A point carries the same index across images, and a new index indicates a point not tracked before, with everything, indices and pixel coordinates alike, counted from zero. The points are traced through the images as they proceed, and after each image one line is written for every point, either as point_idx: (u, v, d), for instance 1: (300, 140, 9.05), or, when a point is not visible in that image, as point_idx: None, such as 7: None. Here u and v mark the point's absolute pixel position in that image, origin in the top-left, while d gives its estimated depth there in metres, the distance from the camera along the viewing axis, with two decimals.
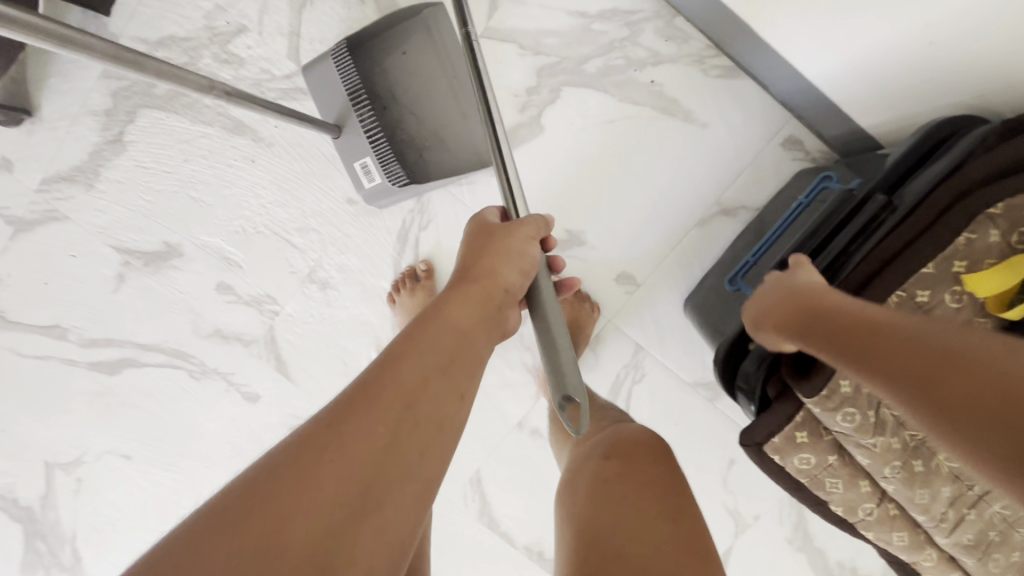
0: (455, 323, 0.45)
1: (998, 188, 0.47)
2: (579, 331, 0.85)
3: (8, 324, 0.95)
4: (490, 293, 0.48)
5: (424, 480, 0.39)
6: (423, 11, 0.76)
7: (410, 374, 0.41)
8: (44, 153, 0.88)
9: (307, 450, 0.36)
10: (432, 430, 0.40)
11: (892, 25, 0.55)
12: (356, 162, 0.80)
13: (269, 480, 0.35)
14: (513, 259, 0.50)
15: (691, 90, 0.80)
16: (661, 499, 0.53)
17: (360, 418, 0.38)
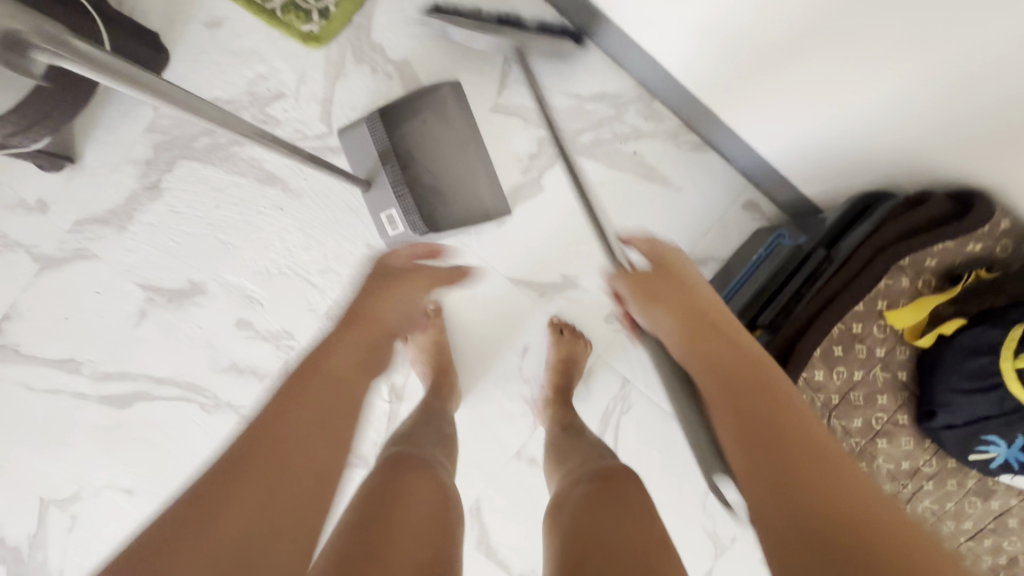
0: (329, 379, 0.58)
1: (907, 245, 0.60)
2: (574, 364, 0.95)
3: (20, 357, 0.98)
4: (363, 344, 0.64)
5: (312, 524, 0.49)
6: (442, 89, 0.91)
7: (288, 428, 0.52)
8: (80, 197, 0.95)
9: (207, 504, 0.46)
10: (314, 479, 0.51)
11: (819, 119, 0.71)
12: (381, 213, 0.90)
13: (179, 531, 0.44)
14: (402, 305, 0.72)
15: (667, 160, 0.96)
16: (633, 507, 0.59)
17: (240, 474, 0.48)
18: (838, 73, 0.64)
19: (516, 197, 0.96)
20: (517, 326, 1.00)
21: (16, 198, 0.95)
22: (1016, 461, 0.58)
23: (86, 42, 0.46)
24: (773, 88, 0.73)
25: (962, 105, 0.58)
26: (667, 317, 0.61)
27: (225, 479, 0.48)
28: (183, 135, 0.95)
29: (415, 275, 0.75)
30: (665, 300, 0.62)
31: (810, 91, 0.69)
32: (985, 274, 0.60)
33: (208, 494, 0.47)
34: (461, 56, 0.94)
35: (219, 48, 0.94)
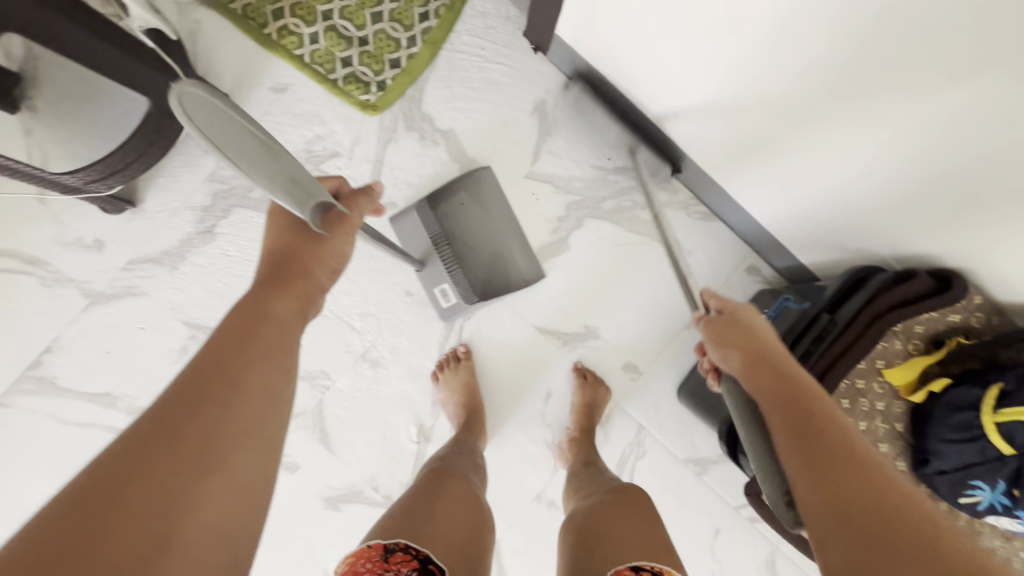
0: (261, 315, 0.55)
1: (898, 314, 0.71)
2: (595, 409, 1.02)
3: (56, 390, 1.00)
4: (291, 284, 0.59)
5: (267, 446, 0.49)
6: (478, 172, 1.02)
7: (261, 367, 0.52)
8: (137, 238, 1.01)
9: (175, 420, 0.45)
10: (263, 406, 0.50)
11: (815, 203, 0.83)
12: (434, 288, 1.02)
13: (144, 446, 0.43)
14: (331, 259, 0.63)
15: (680, 227, 1.07)
16: (638, 504, 0.72)
17: (192, 394, 0.47)
18: (832, 158, 0.73)
19: (546, 254, 1.06)
20: (541, 373, 1.07)
21: (74, 237, 1.00)
22: (1000, 504, 0.65)
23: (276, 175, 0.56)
24: (774, 172, 0.85)
25: (915, 194, 0.68)
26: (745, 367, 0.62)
27: (184, 393, 0.47)
28: (240, 185, 1.02)
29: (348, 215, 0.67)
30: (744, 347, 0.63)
31: (803, 178, 0.81)
32: (963, 340, 0.71)
33: (169, 412, 0.46)
34: (501, 129, 1.06)
35: (282, 110, 1.03)
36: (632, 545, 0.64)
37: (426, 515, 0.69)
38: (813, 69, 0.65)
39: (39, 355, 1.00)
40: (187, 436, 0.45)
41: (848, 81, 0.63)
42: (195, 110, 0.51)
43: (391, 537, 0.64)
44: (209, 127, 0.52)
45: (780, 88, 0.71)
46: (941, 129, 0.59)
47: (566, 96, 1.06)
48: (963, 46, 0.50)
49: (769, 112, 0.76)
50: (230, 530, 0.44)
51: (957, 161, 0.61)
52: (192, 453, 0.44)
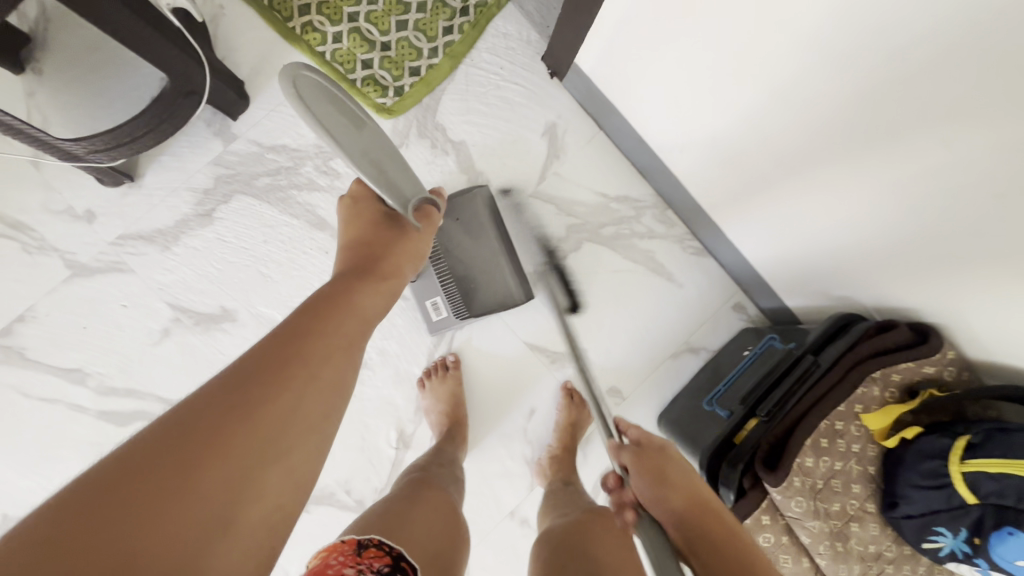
0: (345, 307, 0.58)
1: (877, 361, 0.74)
2: (577, 429, 1.03)
3: (23, 361, 0.96)
4: (371, 281, 0.63)
5: (325, 438, 0.50)
6: (476, 189, 1.01)
7: (336, 360, 0.53)
8: (131, 213, 0.99)
9: (253, 396, 0.47)
10: (331, 398, 0.52)
11: (808, 250, 0.87)
12: (426, 301, 1.02)
13: (219, 416, 0.45)
14: (410, 259, 0.69)
15: (674, 260, 1.11)
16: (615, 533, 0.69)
17: (271, 370, 0.49)
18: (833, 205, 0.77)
19: (542, 272, 1.08)
20: (526, 389, 1.07)
21: (64, 205, 0.97)
22: (960, 550, 0.69)
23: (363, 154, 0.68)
24: (770, 218, 0.89)
25: (915, 246, 0.70)
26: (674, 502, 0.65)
27: (264, 369, 0.49)
28: (245, 172, 1.02)
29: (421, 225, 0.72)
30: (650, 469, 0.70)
31: (797, 226, 0.85)
32: (936, 392, 0.75)
33: (246, 386, 0.47)
34: (511, 147, 1.08)
35: None
36: (607, 559, 0.63)
37: (402, 517, 0.68)
38: (812, 122, 0.70)
39: (10, 323, 0.96)
40: (260, 416, 0.46)
41: (840, 144, 0.69)
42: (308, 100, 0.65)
43: (365, 537, 0.63)
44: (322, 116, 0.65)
45: (784, 137, 0.76)
46: (912, 196, 0.65)
47: (577, 123, 1.10)
48: (935, 122, 0.56)
49: (772, 159, 0.80)
50: (277, 519, 0.45)
51: (925, 228, 0.67)
52: (261, 435, 0.45)
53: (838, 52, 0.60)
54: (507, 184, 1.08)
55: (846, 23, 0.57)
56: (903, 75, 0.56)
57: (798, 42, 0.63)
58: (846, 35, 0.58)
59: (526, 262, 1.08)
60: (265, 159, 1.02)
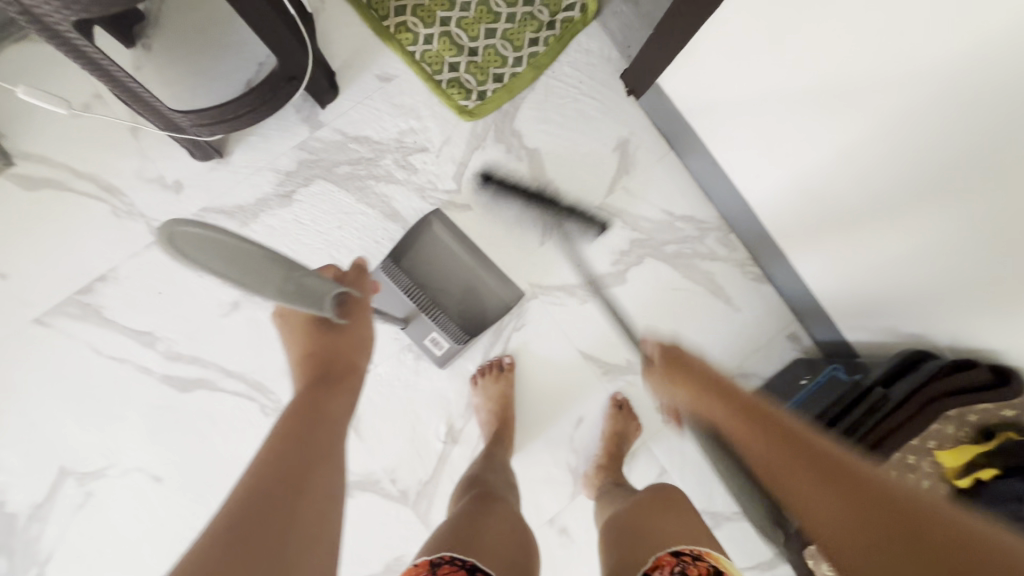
0: (317, 415, 0.59)
1: (954, 399, 0.73)
2: (624, 439, 1.04)
3: (99, 319, 0.99)
4: (336, 386, 0.65)
5: (331, 542, 0.49)
6: (428, 216, 1.04)
7: (322, 466, 0.54)
8: (216, 187, 1.03)
9: (254, 514, 0.46)
10: (324, 499, 0.51)
11: (883, 286, 0.87)
12: (425, 338, 1.02)
13: (227, 541, 0.44)
14: (361, 348, 0.70)
15: (734, 283, 1.11)
16: (673, 509, 0.70)
17: (274, 480, 0.50)
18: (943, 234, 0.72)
19: (602, 284, 1.09)
20: (576, 398, 1.08)
21: (155, 174, 1.02)
22: None
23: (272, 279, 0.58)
24: (838, 249, 0.90)
25: None
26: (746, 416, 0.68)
27: (261, 488, 0.49)
28: (327, 159, 1.05)
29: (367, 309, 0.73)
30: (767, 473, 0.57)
31: (865, 257, 0.86)
32: (1016, 435, 0.72)
33: (251, 504, 0.47)
34: (582, 158, 1.10)
35: (383, 99, 1.07)
36: (665, 536, 0.65)
37: (474, 531, 0.69)
38: (885, 155, 0.73)
39: (91, 282, 0.99)
40: (266, 528, 0.46)
41: (898, 185, 0.74)
42: (193, 253, 0.56)
43: (438, 554, 0.64)
44: (208, 264, 0.56)
45: (853, 168, 0.78)
46: (956, 239, 0.71)
47: (649, 141, 1.12)
48: (987, 171, 0.62)
49: (852, 190, 0.81)
50: None
51: (970, 267, 0.72)
52: (272, 545, 0.45)
53: (931, 93, 0.62)
54: (575, 194, 1.10)
55: (939, 70, 0.60)
56: (978, 128, 0.60)
57: (898, 77, 0.65)
58: (946, 78, 0.60)
59: (586, 272, 1.09)
60: (348, 149, 1.06)
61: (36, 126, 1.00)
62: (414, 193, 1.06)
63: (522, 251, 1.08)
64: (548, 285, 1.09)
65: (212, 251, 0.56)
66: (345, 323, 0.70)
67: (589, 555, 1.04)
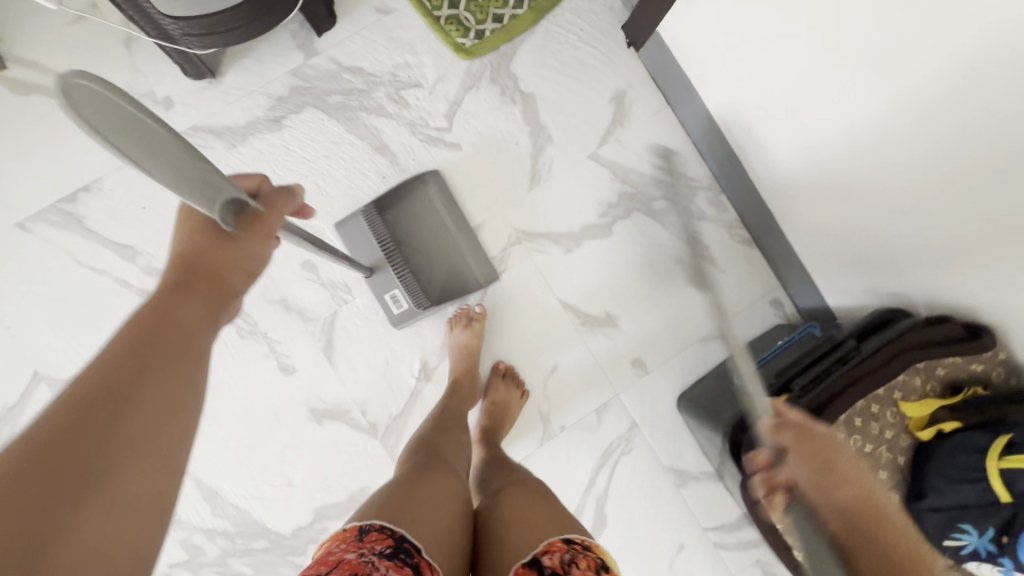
0: (166, 322, 0.49)
1: (925, 352, 0.72)
2: (506, 410, 1.02)
3: (81, 229, 0.99)
4: (203, 288, 0.54)
5: (167, 467, 0.44)
6: (423, 175, 1.04)
7: (159, 382, 0.46)
8: (206, 107, 1.03)
9: (46, 443, 0.39)
10: (156, 420, 0.44)
11: (867, 247, 0.86)
12: (386, 294, 1.02)
13: (3, 480, 0.37)
14: (245, 263, 0.58)
15: (721, 244, 1.11)
16: (530, 496, 0.71)
17: (77, 418, 0.41)
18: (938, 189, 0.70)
19: (587, 235, 1.09)
20: (553, 346, 1.08)
21: (147, 89, 1.01)
22: (984, 550, 0.66)
23: (169, 165, 0.51)
24: (828, 201, 0.88)
25: None
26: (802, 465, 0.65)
27: (70, 411, 0.41)
28: (320, 87, 1.05)
29: (268, 220, 0.61)
30: (813, 455, 0.65)
31: (852, 210, 0.85)
32: (980, 391, 0.73)
33: (48, 430, 0.40)
34: (578, 107, 1.09)
35: (381, 31, 1.06)
36: (534, 532, 0.63)
37: (415, 494, 0.64)
38: (913, 131, 0.68)
39: (75, 191, 0.99)
40: (66, 460, 0.39)
41: (937, 159, 0.68)
42: (81, 104, 0.47)
43: (369, 518, 0.59)
44: (91, 119, 0.47)
45: (860, 111, 0.74)
46: (948, 190, 0.69)
47: (646, 94, 1.11)
48: (998, 121, 0.59)
49: (847, 138, 0.78)
50: (110, 573, 0.38)
51: (960, 212, 0.69)
52: (73, 480, 0.39)
53: (964, 41, 0.58)
54: (567, 143, 1.09)
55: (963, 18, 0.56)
56: (1008, 86, 0.56)
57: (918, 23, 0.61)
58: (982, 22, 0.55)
59: (573, 222, 1.08)
60: (341, 78, 1.05)
61: (30, 30, 0.99)
62: (404, 128, 1.06)
63: (509, 196, 1.08)
64: (533, 232, 1.08)
65: (110, 117, 0.49)
66: (240, 235, 0.58)
67: None
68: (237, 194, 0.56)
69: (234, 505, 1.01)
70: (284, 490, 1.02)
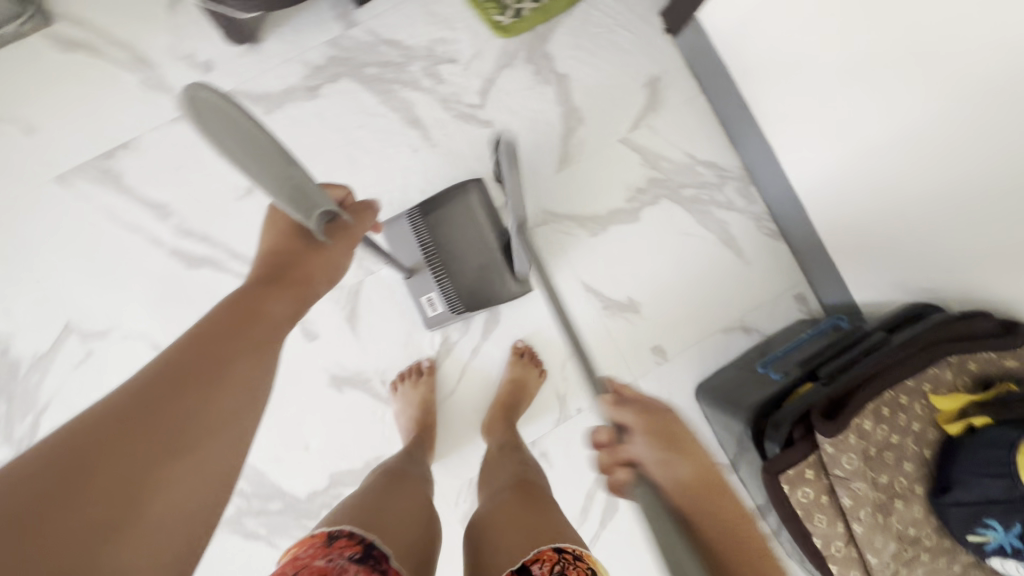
0: (259, 309, 0.58)
1: (958, 346, 0.71)
2: (524, 387, 1.02)
3: (118, 186, 1.01)
4: (288, 284, 0.63)
5: (241, 437, 0.52)
6: (468, 183, 0.98)
7: (248, 361, 0.54)
8: (245, 72, 1.04)
9: (162, 394, 0.48)
10: (242, 395, 0.53)
11: (900, 241, 0.85)
12: (422, 296, 1.01)
13: (127, 416, 0.45)
14: (329, 271, 0.67)
15: (748, 236, 1.10)
16: (519, 500, 0.75)
17: (179, 382, 0.49)
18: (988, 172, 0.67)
19: (613, 219, 1.08)
20: (573, 328, 1.08)
21: (187, 51, 1.03)
22: (1009, 546, 0.65)
23: (277, 181, 0.58)
24: (862, 194, 0.87)
25: None
26: (683, 464, 0.54)
27: (182, 369, 0.50)
28: (357, 58, 1.05)
29: (353, 230, 0.70)
30: (661, 432, 0.58)
31: (888, 204, 0.83)
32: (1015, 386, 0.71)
33: (163, 383, 0.48)
34: (612, 91, 1.09)
35: (420, 5, 1.07)
36: (525, 540, 0.65)
37: (379, 513, 0.67)
38: (954, 127, 0.68)
39: (114, 149, 1.01)
40: (177, 412, 0.47)
41: (974, 144, 0.67)
42: (205, 120, 0.52)
43: (335, 528, 0.62)
44: (214, 133, 0.53)
45: (902, 105, 0.73)
46: (992, 176, 0.67)
47: (681, 81, 1.10)
48: None
49: (890, 131, 0.77)
50: (184, 519, 0.46)
51: (1004, 200, 0.67)
52: (178, 430, 0.47)
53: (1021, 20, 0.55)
54: (599, 126, 1.09)
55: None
56: None
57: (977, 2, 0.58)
58: None
59: (600, 206, 1.08)
60: (378, 51, 1.06)
61: None
62: (437, 103, 1.06)
63: (539, 176, 1.08)
64: (560, 213, 1.08)
65: (227, 136, 0.54)
66: (325, 244, 0.67)
67: (563, 480, 1.06)
68: (330, 206, 0.63)
69: (251, 465, 1.02)
70: (301, 454, 1.03)
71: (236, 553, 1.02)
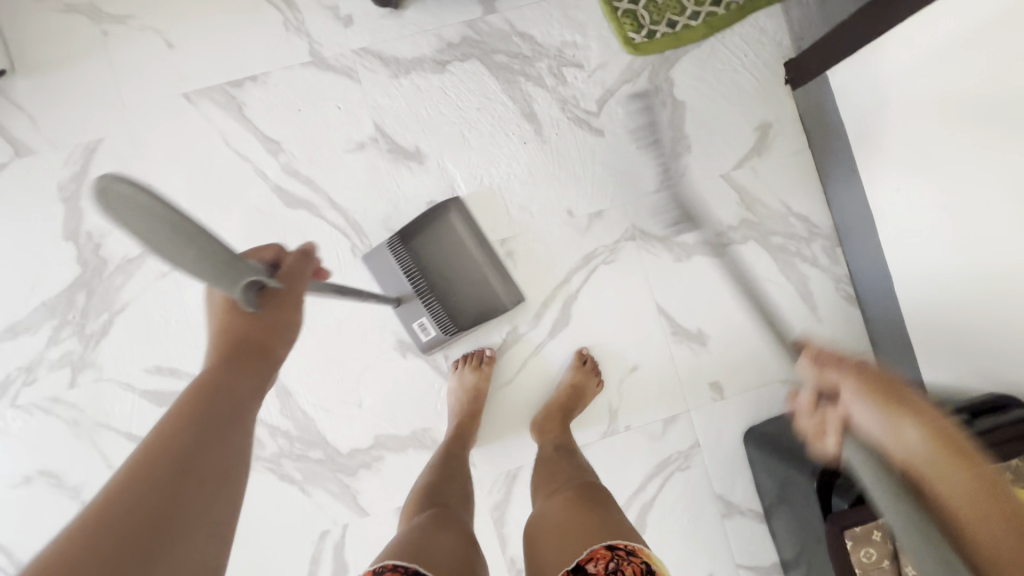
0: (218, 398, 0.53)
1: None
2: (581, 394, 1.03)
3: (238, 114, 1.04)
4: (250, 362, 0.57)
5: (219, 535, 0.47)
6: (446, 203, 1.03)
7: (212, 456, 0.49)
8: (381, 34, 1.07)
9: (118, 518, 0.42)
10: (213, 490, 0.47)
11: (990, 335, 0.85)
12: (413, 322, 1.01)
13: (83, 551, 0.40)
14: (285, 333, 0.61)
15: (825, 295, 1.11)
16: (574, 496, 0.70)
17: (140, 498, 0.43)
18: None
19: (696, 251, 1.10)
20: (638, 347, 1.09)
21: (332, 3, 1.06)
22: None
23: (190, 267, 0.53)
24: (962, 278, 0.87)
25: None
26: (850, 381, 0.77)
27: (140, 483, 0.44)
28: (489, 44, 1.08)
29: (297, 283, 0.63)
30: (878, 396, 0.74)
31: (989, 295, 0.82)
32: None
33: (122, 502, 0.43)
34: (723, 127, 1.11)
35: (559, 7, 1.10)
36: (580, 538, 0.61)
37: (427, 539, 0.67)
38: None
39: (243, 79, 1.04)
40: (140, 528, 0.42)
41: None
42: (119, 209, 0.49)
43: (381, 564, 0.63)
44: (134, 230, 0.50)
45: None
46: None
47: (791, 132, 1.12)
48: None
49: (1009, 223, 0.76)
50: None
51: None
52: (145, 551, 0.41)
53: None
54: (704, 158, 1.11)
55: None
56: None
57: None
58: None
59: (689, 234, 1.10)
60: (511, 41, 1.09)
61: None
62: (555, 102, 1.09)
63: (637, 192, 1.10)
64: (651, 233, 1.09)
65: (140, 221, 0.50)
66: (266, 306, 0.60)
67: None
68: (256, 282, 0.57)
69: (301, 410, 1.04)
70: (352, 410, 1.04)
71: (267, 491, 1.03)
